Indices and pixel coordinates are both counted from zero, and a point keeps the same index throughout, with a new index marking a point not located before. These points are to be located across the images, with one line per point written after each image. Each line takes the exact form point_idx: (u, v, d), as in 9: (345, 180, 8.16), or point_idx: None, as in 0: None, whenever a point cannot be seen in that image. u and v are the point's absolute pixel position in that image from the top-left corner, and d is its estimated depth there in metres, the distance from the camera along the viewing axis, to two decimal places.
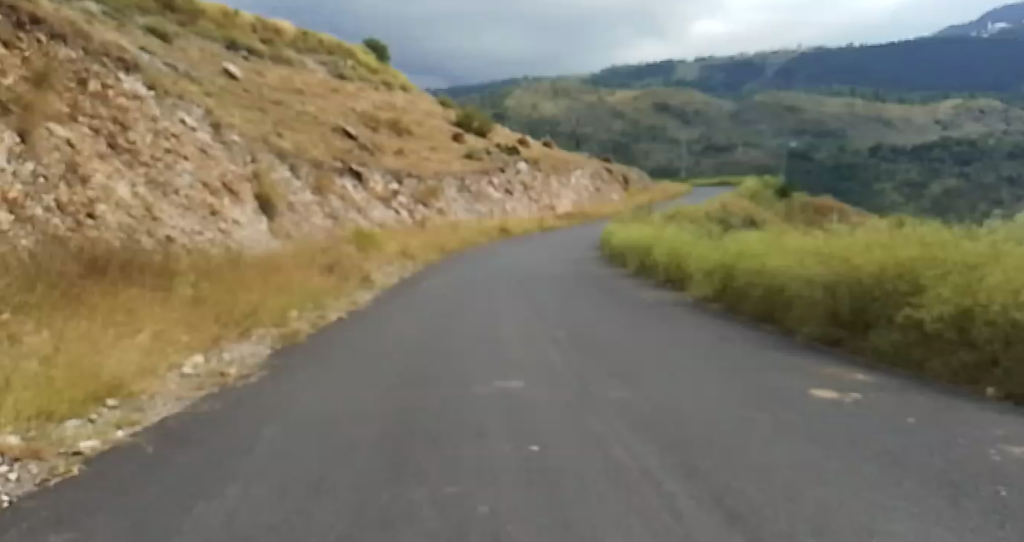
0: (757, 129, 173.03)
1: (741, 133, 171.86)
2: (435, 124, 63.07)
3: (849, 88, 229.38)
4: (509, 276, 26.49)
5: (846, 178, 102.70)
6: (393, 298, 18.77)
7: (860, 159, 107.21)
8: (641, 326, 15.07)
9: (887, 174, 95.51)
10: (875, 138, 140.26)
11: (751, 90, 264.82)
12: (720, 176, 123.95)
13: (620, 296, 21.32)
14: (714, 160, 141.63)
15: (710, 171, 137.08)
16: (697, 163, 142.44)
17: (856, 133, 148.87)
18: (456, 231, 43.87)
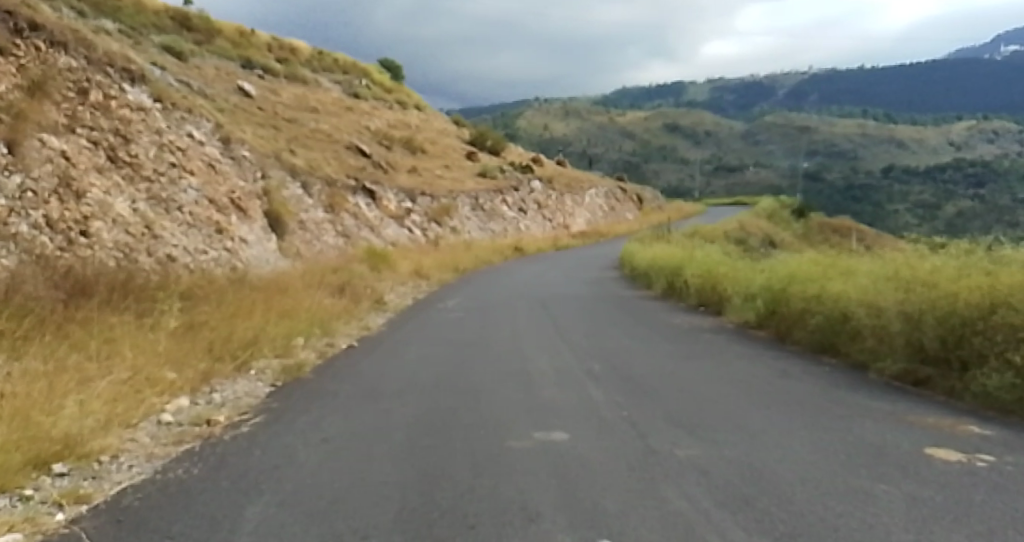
0: (770, 150, 171.81)
1: (754, 154, 170.61)
2: (449, 142, 61.86)
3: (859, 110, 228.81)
4: (530, 298, 25.04)
5: (859, 200, 101.40)
6: (409, 323, 17.30)
7: (873, 183, 105.95)
8: (685, 358, 13.50)
9: (901, 196, 94.15)
10: (888, 159, 139.06)
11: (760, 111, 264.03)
12: (734, 196, 122.49)
13: (651, 320, 19.79)
14: (727, 183, 140.18)
15: (723, 192, 135.50)
16: (710, 185, 140.94)
17: (870, 154, 147.67)
18: (470, 249, 42.51)
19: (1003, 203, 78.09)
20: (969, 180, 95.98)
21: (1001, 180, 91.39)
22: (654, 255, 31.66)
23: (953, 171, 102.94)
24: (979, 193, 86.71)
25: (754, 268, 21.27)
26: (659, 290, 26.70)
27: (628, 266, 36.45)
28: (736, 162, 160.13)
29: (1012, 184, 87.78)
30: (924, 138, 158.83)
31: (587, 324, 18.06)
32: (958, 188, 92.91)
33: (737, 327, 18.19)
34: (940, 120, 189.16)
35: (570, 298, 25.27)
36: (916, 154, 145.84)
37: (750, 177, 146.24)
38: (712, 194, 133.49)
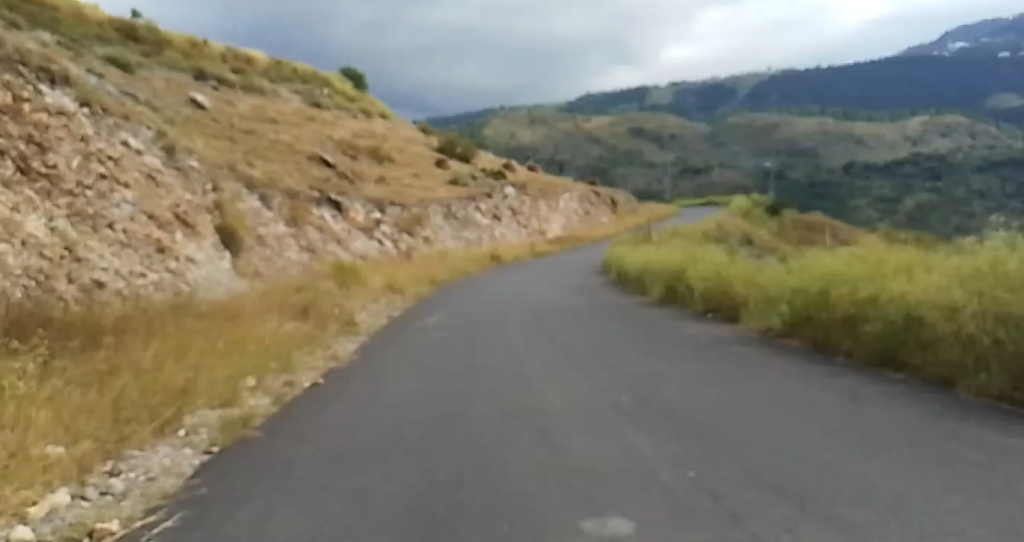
0: (735, 151, 171.29)
1: (719, 156, 169.93)
2: (417, 151, 59.38)
3: (818, 109, 230.18)
4: (517, 310, 22.67)
5: (825, 197, 100.74)
6: (387, 349, 14.80)
7: (839, 181, 105.34)
8: (724, 380, 11.12)
9: (864, 191, 93.65)
10: (851, 156, 139.20)
11: (721, 114, 264.81)
12: (704, 198, 121.09)
13: (660, 331, 17.49)
14: (695, 185, 138.90)
15: (691, 194, 134.20)
16: (677, 187, 139.59)
17: (833, 151, 147.79)
18: (446, 260, 40.08)
19: (962, 194, 77.28)
20: (929, 174, 95.38)
21: (962, 172, 90.76)
22: (646, 258, 29.47)
23: (913, 166, 102.42)
24: (940, 186, 85.94)
25: (770, 269, 19.13)
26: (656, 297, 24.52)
27: (615, 271, 34.23)
28: (701, 164, 159.24)
29: (970, 175, 87.21)
30: (882, 134, 159.12)
31: (592, 339, 15.64)
32: (917, 183, 92.24)
33: (760, 336, 15.96)
34: (897, 116, 189.91)
35: (561, 309, 22.92)
36: (879, 149, 146.25)
37: (715, 178, 145.31)
38: (682, 195, 131.99)
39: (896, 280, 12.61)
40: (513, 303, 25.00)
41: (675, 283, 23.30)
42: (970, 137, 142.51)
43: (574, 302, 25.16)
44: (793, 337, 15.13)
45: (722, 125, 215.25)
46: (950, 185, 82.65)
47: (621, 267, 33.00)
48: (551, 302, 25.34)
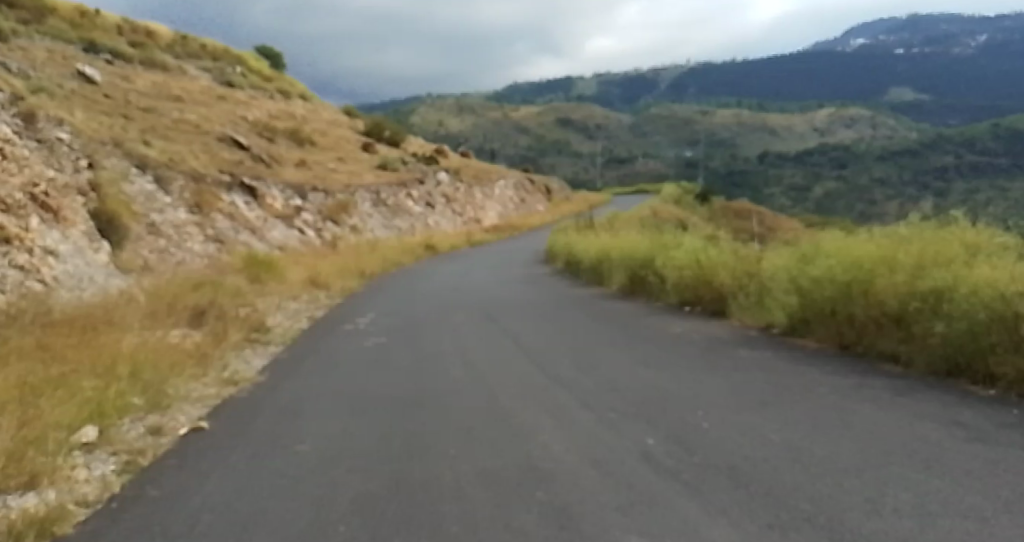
0: (656, 142, 171.32)
1: (642, 146, 169.52)
2: (341, 134, 55.62)
3: (736, 99, 232.57)
4: (464, 306, 19.51)
5: (740, 184, 100.72)
6: (310, 366, 11.47)
7: (758, 169, 105.33)
8: (767, 403, 8.19)
9: (775, 179, 93.76)
10: (767, 146, 140.39)
11: (642, 106, 265.70)
12: (634, 186, 119.69)
13: (640, 329, 14.61)
14: (621, 175, 137.68)
15: (615, 183, 132.92)
16: (603, 177, 138.15)
17: (750, 142, 148.87)
18: (376, 249, 36.70)
19: (865, 181, 77.36)
20: (833, 162, 96.05)
21: (864, 159, 91.25)
22: (602, 244, 26.54)
23: (819, 155, 103.10)
24: (844, 173, 86.23)
25: (763, 254, 16.39)
26: (619, 287, 21.66)
27: (565, 258, 31.26)
28: (626, 154, 158.40)
29: (871, 162, 87.85)
30: (791, 125, 160.94)
31: (566, 347, 12.59)
32: (824, 170, 92.57)
33: (764, 336, 13.15)
34: (804, 107, 192.44)
35: (514, 304, 19.86)
36: (795, 138, 147.78)
37: (638, 168, 144.51)
38: (609, 185, 130.52)
39: (965, 267, 9.91)
40: (459, 299, 21.82)
41: (642, 270, 20.44)
42: (873, 127, 144.83)
43: (527, 297, 22.07)
44: (809, 337, 12.37)
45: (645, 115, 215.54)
46: (867, 171, 82.79)
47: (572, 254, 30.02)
48: (503, 296, 22.25)
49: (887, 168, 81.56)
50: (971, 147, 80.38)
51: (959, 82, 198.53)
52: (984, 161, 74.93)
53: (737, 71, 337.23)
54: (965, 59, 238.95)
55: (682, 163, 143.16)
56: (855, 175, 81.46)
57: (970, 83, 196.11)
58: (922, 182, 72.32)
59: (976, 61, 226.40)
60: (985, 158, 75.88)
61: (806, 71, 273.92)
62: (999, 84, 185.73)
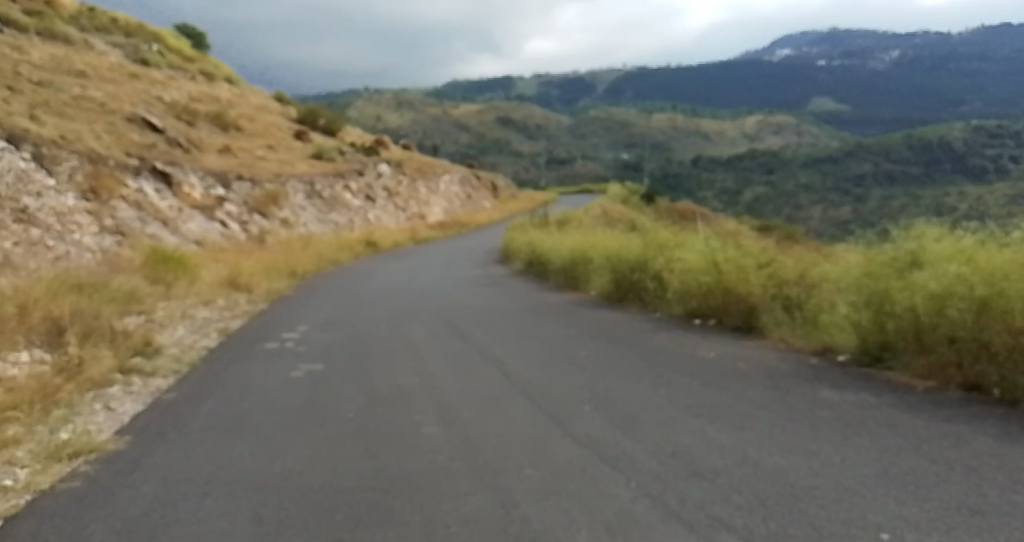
0: (591, 145, 169.77)
1: (580, 147, 167.53)
2: (271, 120, 51.45)
3: (671, 103, 232.91)
4: (423, 316, 15.86)
5: (675, 186, 99.25)
6: (212, 411, 7.67)
7: (692, 174, 104.08)
8: (978, 510, 4.67)
9: (707, 183, 92.53)
10: (698, 151, 139.86)
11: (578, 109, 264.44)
12: (576, 186, 117.14)
13: (655, 350, 11.23)
14: (558, 178, 135.33)
15: (554, 184, 130.12)
16: (543, 177, 135.40)
17: (682, 147, 148.29)
18: (310, 245, 32.83)
19: (791, 186, 76.30)
20: (762, 167, 95.34)
21: (788, 165, 90.61)
22: (576, 243, 23.07)
23: (749, 160, 102.43)
24: (771, 178, 85.36)
25: (808, 263, 13.01)
26: (606, 294, 18.20)
27: (529, 256, 27.69)
28: (565, 155, 156.20)
29: (796, 168, 87.26)
30: (721, 130, 161.01)
31: (579, 383, 9.03)
32: (753, 174, 91.67)
33: (829, 368, 9.61)
34: (736, 113, 193.05)
35: (482, 313, 16.23)
36: (724, 145, 147.80)
37: (578, 169, 142.02)
38: (549, 185, 127.84)
39: None
40: (414, 305, 18.10)
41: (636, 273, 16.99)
42: (799, 134, 145.60)
43: (496, 304, 18.44)
44: (903, 371, 8.96)
45: (582, 117, 214.18)
46: (799, 176, 81.78)
47: (535, 254, 26.46)
48: (466, 303, 18.59)
49: (816, 174, 80.77)
50: (887, 153, 80.14)
51: (878, 92, 202.10)
52: (900, 168, 74.63)
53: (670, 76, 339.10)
54: (884, 69, 243.78)
55: (621, 166, 141.14)
56: (786, 180, 80.37)
57: (888, 93, 199.67)
58: (843, 188, 71.61)
59: (894, 73, 231.18)
60: (901, 163, 75.78)
61: (736, 77, 276.32)
62: (916, 94, 189.57)
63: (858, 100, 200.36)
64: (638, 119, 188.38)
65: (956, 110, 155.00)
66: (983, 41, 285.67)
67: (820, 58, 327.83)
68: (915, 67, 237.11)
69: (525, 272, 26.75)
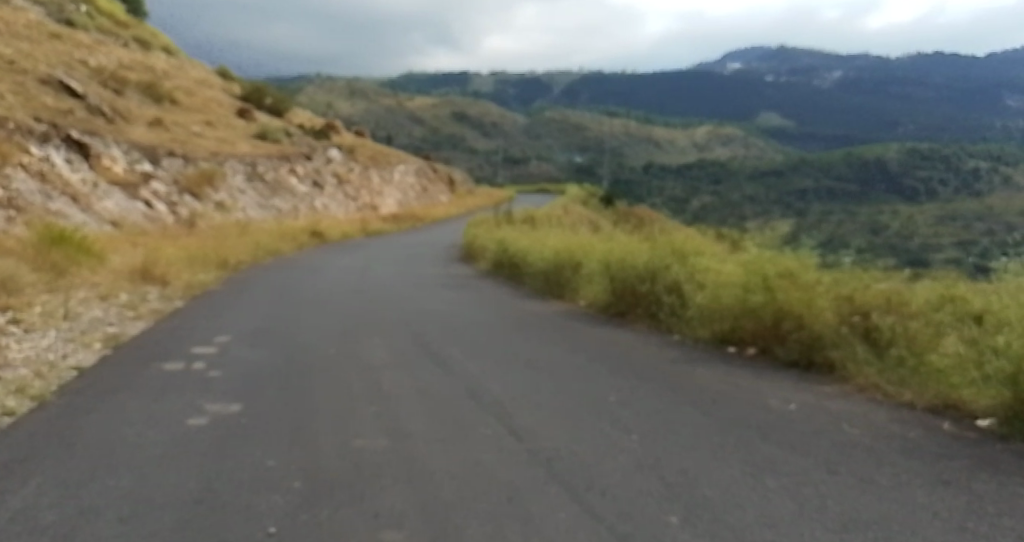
0: (544, 146, 167.18)
1: (533, 148, 164.84)
2: (212, 96, 47.53)
3: (622, 108, 231.80)
4: (383, 328, 12.55)
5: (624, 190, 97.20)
6: (22, 515, 4.29)
7: (642, 180, 102.17)
8: None
9: (656, 189, 90.68)
10: (647, 158, 138.44)
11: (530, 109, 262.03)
12: (528, 186, 114.33)
13: (706, 394, 8.14)
14: (510, 177, 132.40)
15: (506, 182, 126.81)
16: (494, 175, 132.32)
17: (632, 153, 146.79)
18: (247, 232, 29.28)
19: (737, 196, 74.71)
20: (708, 176, 93.85)
21: (734, 176, 89.09)
22: (561, 244, 19.98)
23: (698, 169, 100.94)
24: (718, 187, 83.73)
25: (891, 285, 10.11)
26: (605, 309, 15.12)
27: (500, 256, 24.54)
28: (518, 155, 153.34)
29: (743, 179, 85.85)
30: (673, 137, 159.87)
31: (634, 460, 5.84)
32: (700, 183, 90.05)
33: (983, 438, 6.61)
34: (687, 122, 192.15)
35: (457, 326, 12.99)
36: (672, 154, 146.71)
37: (531, 169, 138.91)
38: (498, 183, 124.83)
39: None
40: (370, 312, 14.78)
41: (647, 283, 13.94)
42: (744, 147, 145.34)
43: (467, 313, 15.23)
44: None
45: (536, 116, 211.63)
46: (746, 186, 80.24)
47: (509, 254, 23.34)
48: (432, 310, 15.37)
49: (761, 185, 79.37)
50: (830, 169, 79.04)
51: (820, 110, 203.66)
52: (838, 184, 73.64)
53: (622, 83, 338.90)
54: (826, 87, 246.25)
55: (574, 169, 138.53)
56: (732, 189, 78.82)
57: (830, 110, 201.53)
58: (786, 200, 70.19)
59: (836, 92, 233.57)
60: (843, 179, 74.75)
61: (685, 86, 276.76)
62: (858, 112, 191.41)
63: (802, 116, 201.50)
64: (592, 123, 186.27)
65: (893, 131, 156.27)
66: (921, 66, 291.00)
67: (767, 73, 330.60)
68: (854, 87, 239.81)
69: (489, 276, 23.64)
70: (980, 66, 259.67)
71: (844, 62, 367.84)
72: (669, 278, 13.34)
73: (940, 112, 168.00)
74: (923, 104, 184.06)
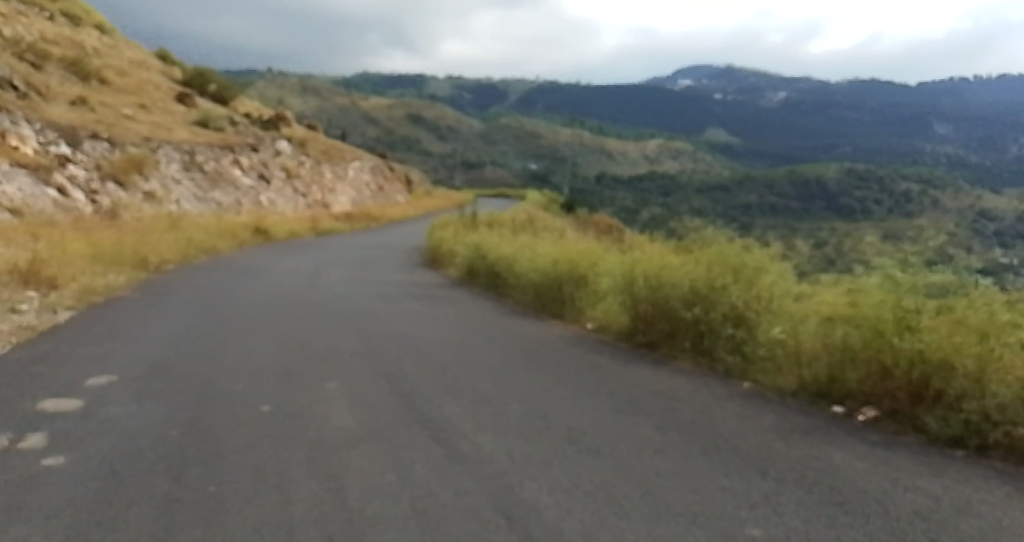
0: (498, 151, 163.85)
1: (486, 153, 161.38)
2: (147, 78, 43.33)
3: (575, 117, 229.85)
4: (344, 364, 8.92)
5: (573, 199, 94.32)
6: None
7: (591, 190, 99.50)
8: None
9: (606, 198, 88.01)
10: (598, 168, 136.01)
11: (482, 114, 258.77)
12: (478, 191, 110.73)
13: (904, 518, 4.77)
14: (463, 180, 128.73)
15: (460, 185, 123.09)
16: (446, 178, 128.53)
17: (582, 163, 144.40)
18: (178, 226, 25.45)
19: (689, 206, 72.34)
20: (658, 189, 91.54)
21: (683, 189, 86.89)
22: (560, 252, 16.52)
23: (648, 181, 98.62)
24: (668, 199, 81.37)
25: None
26: (637, 340, 11.70)
27: (479, 264, 20.96)
28: (471, 160, 149.68)
29: (691, 192, 83.65)
30: (626, 148, 158.00)
31: None
32: (650, 195, 87.61)
33: None
34: (639, 134, 190.76)
35: (448, 362, 9.40)
36: (621, 164, 144.66)
37: (486, 174, 135.48)
38: (449, 185, 120.95)
39: None
40: (323, 334, 11.12)
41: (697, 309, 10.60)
42: (693, 162, 143.94)
43: (451, 337, 11.65)
44: None
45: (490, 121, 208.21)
46: (695, 198, 77.96)
47: (490, 262, 19.86)
48: (408, 332, 11.76)
49: (708, 198, 77.22)
50: (773, 185, 77.40)
51: (766, 127, 204.08)
52: (781, 199, 71.69)
53: (574, 94, 337.14)
54: (772, 106, 247.62)
55: (527, 177, 135.35)
56: (680, 201, 76.54)
57: (776, 127, 202.01)
58: (735, 212, 68.00)
59: (780, 110, 234.77)
60: (787, 195, 72.98)
61: (634, 98, 276.10)
62: (803, 130, 192.12)
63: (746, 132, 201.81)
64: (544, 130, 183.52)
65: (835, 150, 156.75)
66: (864, 88, 294.98)
67: (713, 90, 332.58)
68: (798, 105, 241.56)
69: (456, 289, 20.18)
70: (913, 92, 264.03)
71: (786, 82, 371.69)
72: (735, 305, 9.98)
73: (878, 133, 169.51)
74: (863, 125, 185.67)
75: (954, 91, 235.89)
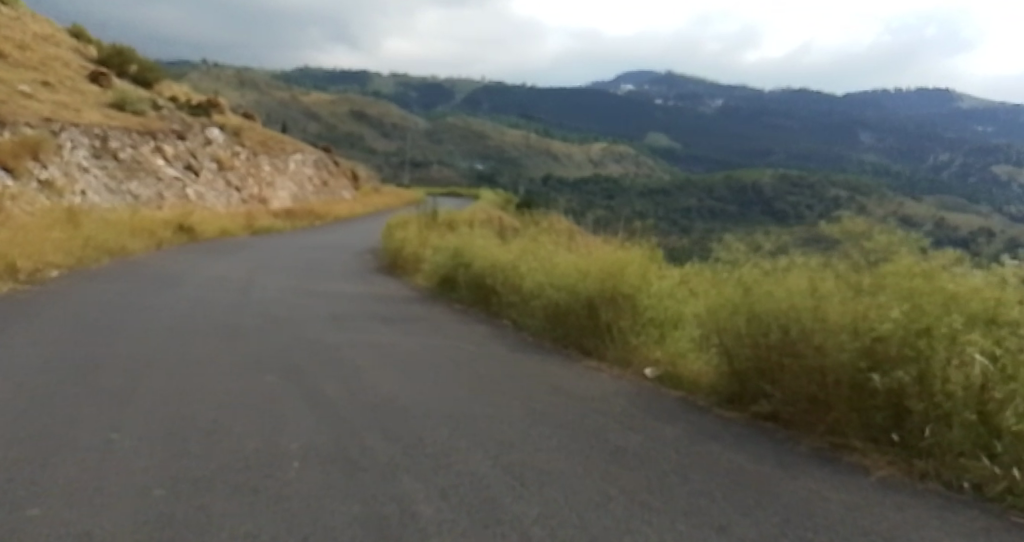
0: (441, 150, 158.89)
1: (430, 151, 156.29)
2: (55, 54, 38.12)
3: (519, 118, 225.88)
4: (284, 503, 4.51)
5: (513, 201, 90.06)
6: None
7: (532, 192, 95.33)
8: None
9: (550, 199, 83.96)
10: (543, 170, 132.04)
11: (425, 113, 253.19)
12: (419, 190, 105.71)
13: None
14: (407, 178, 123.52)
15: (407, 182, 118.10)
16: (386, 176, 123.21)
17: (526, 165, 140.30)
18: (78, 220, 20.59)
19: (639, 206, 68.69)
20: (602, 192, 87.91)
21: (626, 191, 83.06)
22: (588, 261, 12.15)
23: (592, 184, 94.96)
24: (612, 201, 77.72)
25: None
26: (761, 411, 7.34)
27: (466, 275, 16.50)
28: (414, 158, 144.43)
29: (634, 196, 80.14)
30: (570, 150, 154.30)
31: None
32: (594, 197, 83.87)
33: None
34: (582, 136, 187.65)
35: (479, 482, 5.03)
36: (562, 166, 141.02)
37: (432, 173, 130.48)
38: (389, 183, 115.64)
39: None
40: (253, 409, 6.70)
41: (890, 371, 6.22)
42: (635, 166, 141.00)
43: (462, 404, 7.30)
44: None
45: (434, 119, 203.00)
46: (636, 201, 74.31)
47: (488, 275, 15.40)
48: (391, 397, 7.41)
49: (646, 201, 73.73)
50: (713, 190, 74.08)
51: (704, 131, 202.78)
52: (717, 204, 68.44)
53: (515, 95, 333.66)
54: (709, 112, 247.20)
55: (470, 178, 130.57)
56: (614, 204, 72.96)
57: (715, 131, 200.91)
58: (675, 214, 64.63)
59: (719, 115, 234.09)
60: (723, 200, 69.91)
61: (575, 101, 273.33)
62: (740, 134, 191.10)
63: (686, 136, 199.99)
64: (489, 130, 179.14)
65: (769, 157, 155.70)
66: (800, 96, 297.20)
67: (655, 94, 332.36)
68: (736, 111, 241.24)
69: (430, 306, 15.71)
70: (846, 100, 266.47)
71: (721, 89, 373.48)
72: (975, 372, 5.63)
73: (814, 138, 169.06)
74: (800, 130, 185.28)
75: (884, 100, 239.11)
